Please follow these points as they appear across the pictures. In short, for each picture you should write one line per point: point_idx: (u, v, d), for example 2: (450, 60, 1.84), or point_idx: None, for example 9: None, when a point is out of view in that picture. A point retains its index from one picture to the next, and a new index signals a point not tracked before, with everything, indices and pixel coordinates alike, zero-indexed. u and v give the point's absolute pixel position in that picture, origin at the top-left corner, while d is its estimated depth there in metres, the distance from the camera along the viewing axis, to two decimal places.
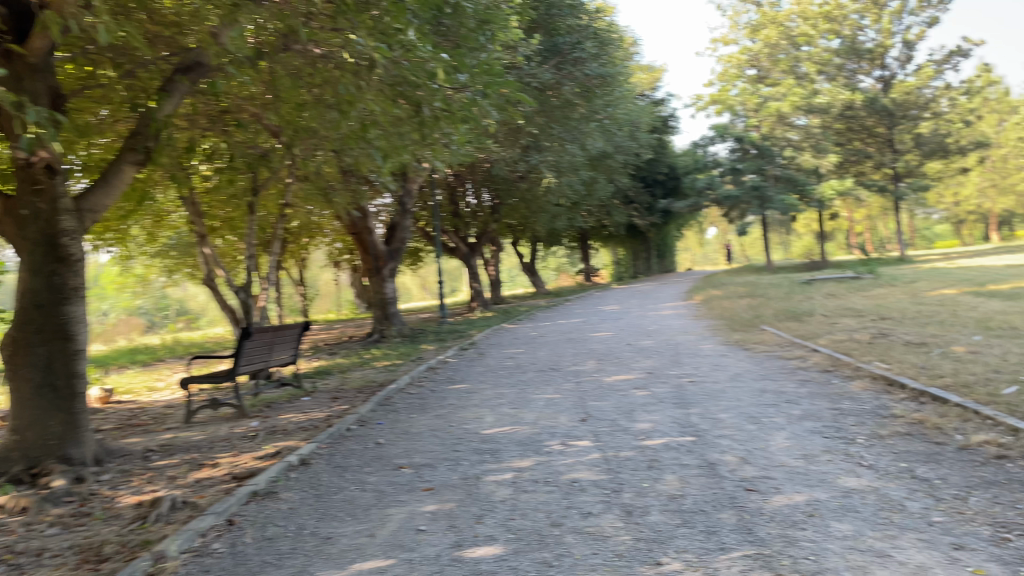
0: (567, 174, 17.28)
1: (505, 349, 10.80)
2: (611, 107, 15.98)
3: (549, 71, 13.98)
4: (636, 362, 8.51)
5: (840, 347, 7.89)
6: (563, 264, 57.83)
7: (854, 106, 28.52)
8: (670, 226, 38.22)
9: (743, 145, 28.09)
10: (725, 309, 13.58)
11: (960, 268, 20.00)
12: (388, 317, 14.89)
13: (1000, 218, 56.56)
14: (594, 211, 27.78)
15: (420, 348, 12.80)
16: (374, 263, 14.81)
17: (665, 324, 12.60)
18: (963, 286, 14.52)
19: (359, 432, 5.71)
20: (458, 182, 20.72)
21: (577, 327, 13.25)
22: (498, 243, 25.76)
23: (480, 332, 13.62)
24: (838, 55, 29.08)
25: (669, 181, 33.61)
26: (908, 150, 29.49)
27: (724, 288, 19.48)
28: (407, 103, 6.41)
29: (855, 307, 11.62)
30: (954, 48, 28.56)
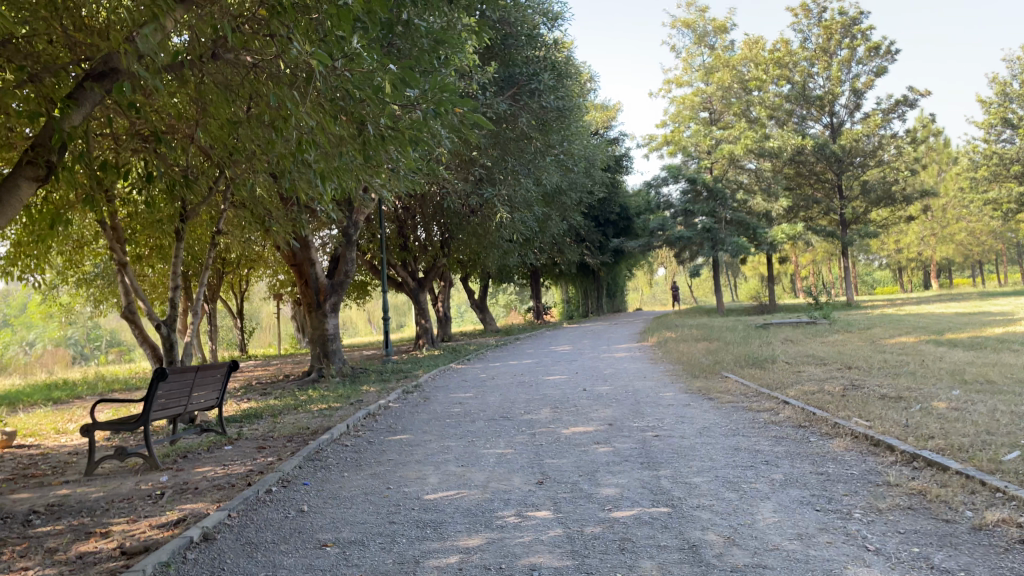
0: (521, 210, 16.78)
1: (452, 393, 10.07)
2: (566, 142, 15.61)
3: (504, 102, 13.54)
4: (593, 411, 7.87)
5: (812, 399, 7.37)
6: (513, 301, 57.30)
7: (804, 152, 29.29)
8: (621, 265, 38.03)
9: (695, 187, 27.97)
10: (682, 352, 13.12)
11: (911, 315, 19.99)
12: (329, 355, 14.03)
13: (938, 266, 58.17)
14: (546, 248, 27.34)
15: (361, 389, 11.96)
16: (315, 298, 13.98)
17: (620, 368, 12.04)
18: (919, 334, 14.36)
19: (279, 496, 4.92)
20: (408, 216, 20.08)
21: (529, 369, 12.60)
22: (447, 278, 25.08)
23: (426, 373, 12.85)
24: (788, 101, 29.52)
25: (620, 221, 33.65)
26: (855, 197, 30.08)
27: (678, 330, 19.08)
28: (350, 121, 5.67)
29: (817, 354, 11.23)
30: (899, 98, 29.25)
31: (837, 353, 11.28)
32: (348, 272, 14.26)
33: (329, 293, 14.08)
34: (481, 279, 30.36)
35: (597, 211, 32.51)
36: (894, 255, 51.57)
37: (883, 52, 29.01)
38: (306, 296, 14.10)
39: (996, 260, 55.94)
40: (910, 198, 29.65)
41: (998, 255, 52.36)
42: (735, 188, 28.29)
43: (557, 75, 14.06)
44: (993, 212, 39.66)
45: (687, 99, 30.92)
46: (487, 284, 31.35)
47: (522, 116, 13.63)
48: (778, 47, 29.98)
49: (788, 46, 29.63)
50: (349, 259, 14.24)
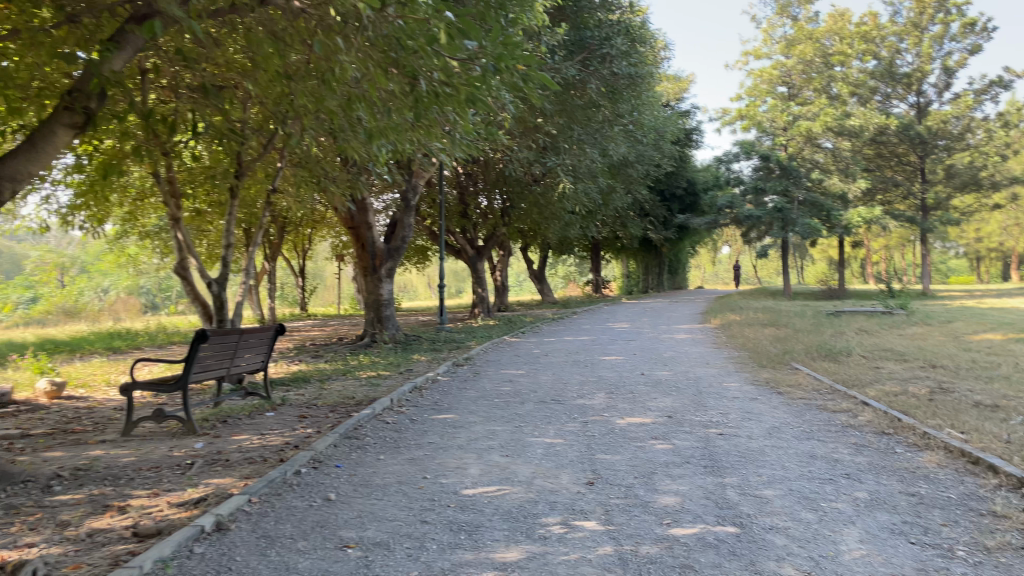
0: (585, 180, 16.11)
1: (503, 368, 9.62)
2: (636, 111, 14.90)
3: (573, 67, 12.86)
4: (651, 400, 7.33)
5: (896, 402, 6.65)
6: (571, 274, 56.60)
7: (887, 132, 27.81)
8: (684, 242, 36.96)
9: (768, 164, 26.75)
10: (747, 338, 12.42)
11: (994, 309, 18.72)
12: (381, 320, 13.73)
13: (1021, 257, 55.25)
14: (608, 221, 26.59)
15: (411, 358, 11.64)
16: (370, 261, 13.67)
17: (681, 351, 11.44)
18: (1006, 331, 13.32)
19: (307, 480, 4.56)
20: (469, 181, 19.62)
21: (584, 347, 12.09)
22: (506, 247, 24.61)
23: (479, 345, 12.45)
24: (872, 78, 27.95)
25: (686, 197, 32.57)
26: (938, 182, 28.47)
27: (742, 313, 18.25)
28: (402, 73, 5.20)
29: (895, 349, 10.41)
30: (995, 77, 27.32)
31: (918, 349, 10.45)
32: (405, 237, 13.89)
33: (385, 258, 13.75)
34: (540, 249, 29.83)
35: (663, 186, 31.50)
36: (974, 245, 49.04)
37: (980, 28, 27.03)
38: (362, 260, 13.78)
39: None
40: (1000, 185, 27.85)
41: None
42: (811, 168, 26.96)
43: (633, 40, 13.32)
44: None
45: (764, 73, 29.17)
46: (547, 255, 30.79)
47: (592, 82, 13.01)
48: (865, 21, 28.42)
49: (876, 19, 28.06)
50: (407, 224, 13.86)
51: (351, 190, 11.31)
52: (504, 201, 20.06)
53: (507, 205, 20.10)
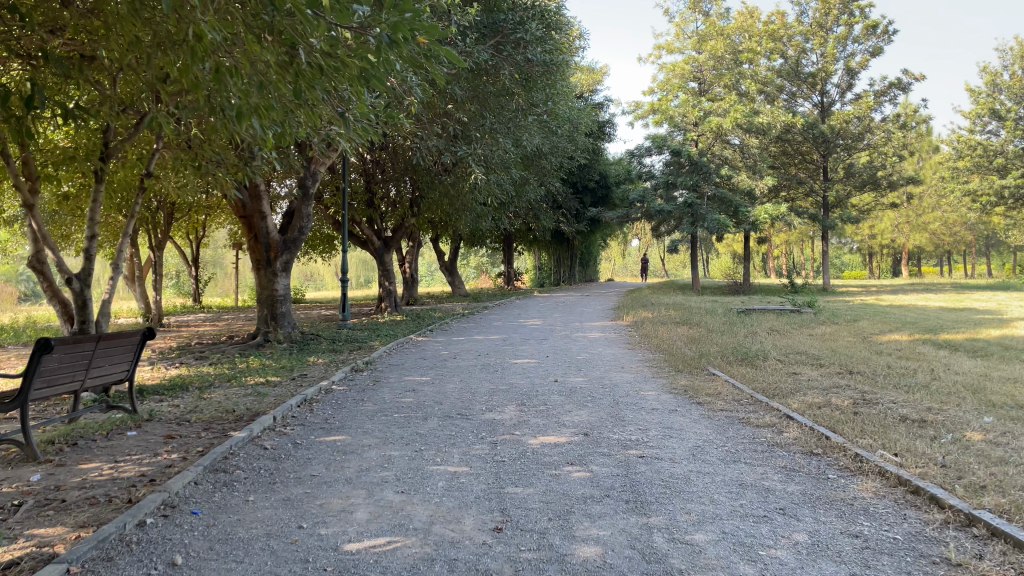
0: (497, 171, 15.46)
1: (405, 375, 8.86)
2: (551, 99, 14.36)
3: (486, 51, 12.16)
4: (566, 413, 6.74)
5: (821, 415, 6.29)
6: (483, 265, 56.04)
7: (793, 130, 28.30)
8: (595, 235, 36.93)
9: (679, 158, 26.69)
10: (662, 337, 12.07)
11: (895, 307, 19.15)
12: (276, 318, 12.72)
13: (910, 254, 58.12)
14: (521, 212, 26.07)
15: (307, 361, 10.73)
16: (264, 254, 12.63)
17: (596, 353, 10.95)
18: (912, 331, 13.45)
19: (152, 535, 3.74)
20: (376, 168, 18.65)
21: (494, 348, 11.46)
22: (416, 238, 23.73)
23: (382, 345, 11.64)
24: (780, 76, 28.40)
25: (598, 190, 32.42)
26: (839, 180, 29.27)
27: (654, 309, 18.01)
28: (280, 43, 4.40)
29: (810, 352, 10.22)
30: (894, 80, 28.23)
31: (831, 352, 10.30)
32: (303, 228, 12.89)
33: (281, 250, 12.73)
34: (451, 240, 29.06)
35: (576, 178, 31.21)
36: (867, 241, 51.23)
37: (881, 31, 27.84)
38: (255, 252, 12.73)
39: (967, 252, 55.95)
40: (897, 184, 28.86)
41: (969, 246, 52.28)
42: (721, 163, 27.06)
43: (549, 26, 12.74)
44: (973, 203, 39.17)
45: (676, 68, 29.21)
46: (458, 246, 30.03)
47: (505, 68, 12.35)
48: (773, 19, 28.81)
49: (783, 19, 28.47)
50: (306, 214, 12.86)
51: (240, 176, 10.29)
52: (413, 190, 19.20)
53: (416, 194, 19.25)
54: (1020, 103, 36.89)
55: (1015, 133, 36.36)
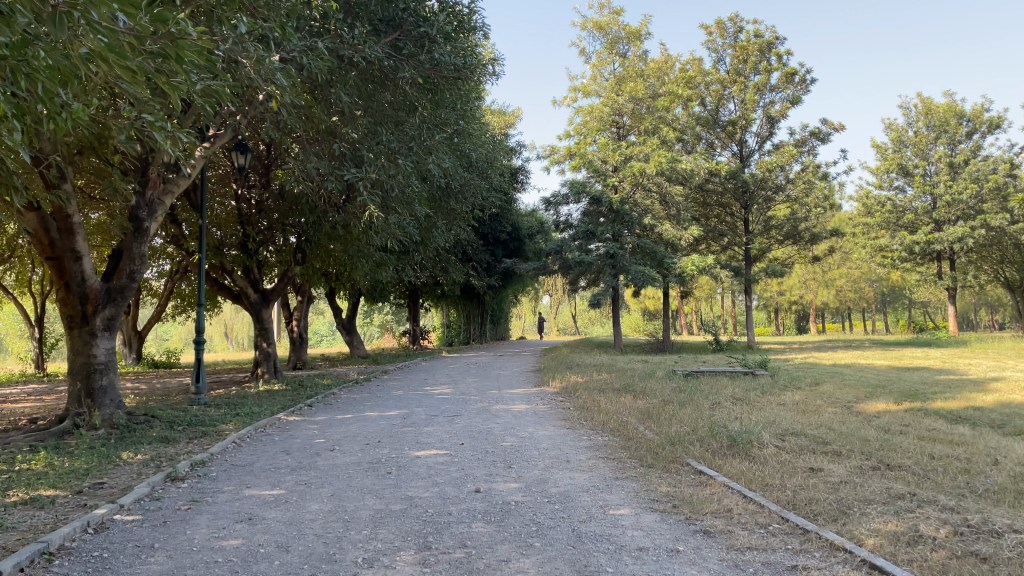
0: (399, 208, 12.78)
1: (249, 487, 5.82)
2: (461, 120, 11.94)
3: (382, 50, 9.69)
4: (499, 570, 3.91)
5: (931, 566, 3.75)
6: (387, 322, 52.71)
7: (715, 179, 26.91)
8: (507, 290, 34.56)
9: (598, 206, 24.55)
10: (607, 411, 9.47)
11: (844, 367, 17.26)
12: (93, 395, 9.43)
13: (815, 311, 58.67)
14: (427, 264, 23.39)
15: (117, 460, 7.50)
16: (78, 307, 9.41)
17: (525, 436, 8.18)
18: (895, 397, 11.34)
19: None
20: (252, 206, 15.59)
21: (390, 431, 8.53)
22: (305, 292, 20.60)
23: (234, 431, 8.52)
24: (698, 124, 27.21)
25: (510, 242, 30.12)
26: (760, 233, 28.11)
27: (584, 371, 15.47)
28: None
29: (808, 433, 7.81)
30: (813, 128, 27.43)
31: (831, 432, 7.92)
32: (134, 273, 9.73)
33: (102, 302, 9.52)
34: (349, 296, 25.96)
35: (487, 229, 28.82)
36: (775, 298, 51.10)
37: (798, 79, 27.16)
38: (66, 304, 9.51)
39: (870, 309, 56.75)
40: (819, 237, 27.86)
41: (871, 303, 52.90)
42: (642, 212, 25.01)
43: (461, 26, 10.29)
44: (882, 259, 39.05)
45: (593, 110, 25.87)
46: (357, 302, 26.84)
47: (405, 70, 9.87)
48: (688, 67, 27.73)
49: (700, 65, 27.47)
50: (139, 255, 9.72)
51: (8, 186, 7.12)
52: (299, 236, 16.26)
53: (303, 240, 16.30)
54: (924, 160, 37.41)
55: (922, 189, 36.57)
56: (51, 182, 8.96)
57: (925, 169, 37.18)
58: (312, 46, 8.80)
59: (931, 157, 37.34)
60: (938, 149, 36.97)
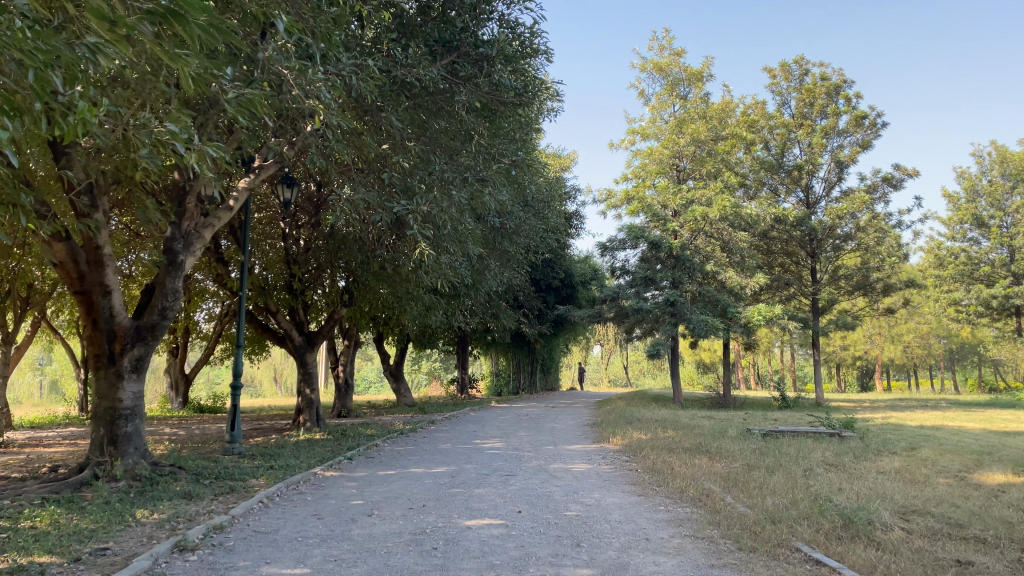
0: (453, 246, 11.96)
1: (268, 563, 4.84)
2: (520, 152, 11.13)
3: (437, 73, 8.93)
4: None
5: None
6: (435, 369, 51.90)
7: (781, 225, 25.64)
8: (558, 339, 33.51)
9: (658, 251, 23.48)
10: (683, 476, 8.29)
11: (934, 428, 15.70)
12: (116, 442, 8.66)
13: (880, 368, 56.10)
14: (478, 309, 22.55)
15: (129, 520, 6.61)
16: (105, 345, 8.72)
17: (591, 503, 7.07)
18: (1012, 467, 9.90)
19: None
20: (299, 244, 14.98)
21: (437, 493, 7.51)
22: (352, 337, 19.89)
23: (264, 489, 7.60)
24: (762, 169, 26.09)
25: (562, 288, 29.11)
26: (828, 282, 26.66)
27: (647, 427, 14.26)
28: None
29: (933, 511, 6.57)
30: (885, 174, 26.07)
31: (959, 511, 6.66)
32: (167, 310, 8.94)
33: (131, 340, 8.79)
34: (398, 341, 25.23)
35: (539, 274, 27.95)
36: (838, 353, 48.88)
37: (868, 123, 25.95)
38: (94, 343, 8.83)
39: (939, 366, 53.91)
40: (893, 288, 26.20)
41: (940, 361, 50.25)
42: (704, 258, 23.82)
43: (525, 49, 9.47)
44: (957, 314, 36.91)
45: (652, 152, 24.92)
46: (405, 347, 26.05)
47: (462, 94, 9.11)
48: (750, 111, 26.79)
49: (762, 109, 26.55)
50: (172, 290, 8.97)
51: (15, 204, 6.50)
52: (347, 278, 15.57)
53: (350, 282, 15.60)
54: (1001, 211, 35.53)
55: (999, 241, 34.65)
56: (82, 211, 8.36)
57: (1002, 220, 35.25)
58: (363, 65, 8.07)
59: (1008, 208, 35.45)
60: (1015, 200, 35.10)
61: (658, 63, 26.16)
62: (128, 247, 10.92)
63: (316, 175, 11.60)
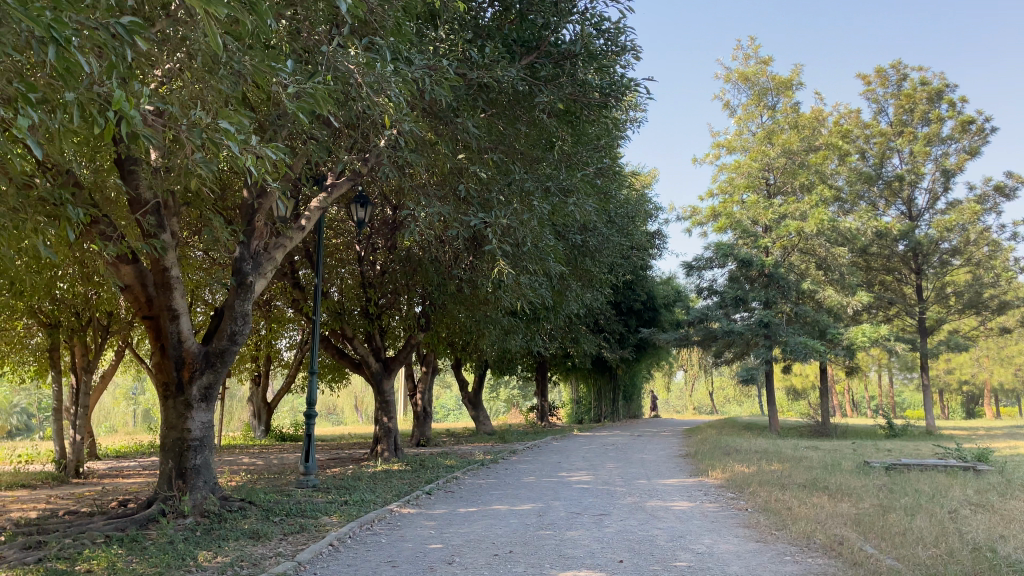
0: (536, 264, 11.24)
1: None
2: (604, 161, 10.40)
3: (518, 75, 8.29)
4: None
5: None
6: (515, 396, 51.20)
7: (883, 239, 23.96)
8: (641, 364, 32.31)
9: (749, 269, 22.17)
10: (805, 517, 7.21)
11: None
12: (185, 475, 8.18)
13: (988, 393, 52.36)
14: (558, 333, 21.74)
15: (190, 564, 6.02)
16: (173, 372, 8.28)
17: (703, 552, 6.12)
18: None
19: None
20: (374, 266, 14.53)
21: (525, 536, 6.70)
22: (431, 363, 19.35)
23: (336, 528, 6.93)
24: (858, 181, 24.53)
25: (645, 311, 28.03)
26: (936, 300, 24.73)
27: (749, 458, 13.09)
28: None
29: None
30: (996, 182, 24.12)
31: None
32: (236, 335, 8.48)
33: (200, 367, 8.34)
34: (478, 368, 24.62)
35: (620, 298, 26.97)
36: (941, 376, 45.87)
37: (976, 128, 24.11)
38: (163, 371, 8.43)
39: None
40: (1010, 305, 24.07)
41: None
42: (798, 276, 22.42)
43: (612, 45, 8.72)
44: None
45: (740, 166, 23.72)
46: (485, 373, 25.40)
47: (543, 96, 8.43)
48: (843, 120, 25.44)
49: (857, 117, 25.10)
50: (241, 314, 8.51)
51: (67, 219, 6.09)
52: (424, 301, 15.01)
53: (427, 306, 15.02)
54: None
55: None
56: (149, 232, 8.03)
57: None
58: (438, 65, 7.48)
59: None
60: None
61: (743, 72, 25.01)
62: (201, 274, 10.61)
63: (390, 193, 11.09)
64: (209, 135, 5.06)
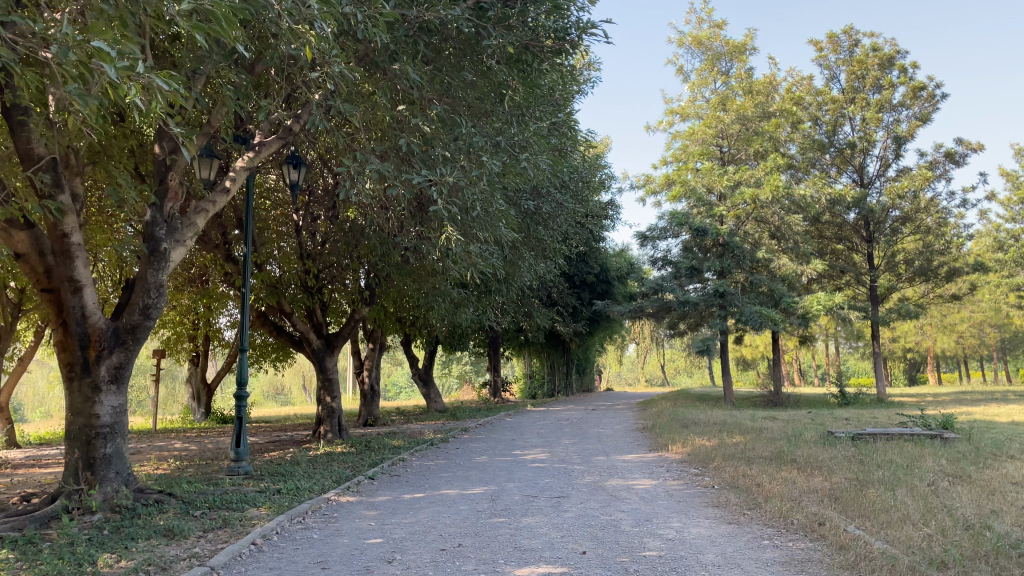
0: (486, 230, 10.46)
1: None
2: (557, 115, 9.65)
3: (464, 15, 7.49)
4: None
5: None
6: (468, 372, 50.52)
7: (836, 207, 23.79)
8: (595, 337, 31.88)
9: (704, 238, 21.76)
10: (778, 495, 6.67)
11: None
12: (92, 466, 7.28)
13: (929, 361, 53.56)
14: (510, 306, 21.04)
15: (87, 570, 5.17)
16: (78, 352, 7.33)
17: (673, 539, 5.51)
18: None
19: None
20: (314, 237, 13.58)
21: (476, 525, 6.00)
22: (378, 339, 18.50)
23: (263, 523, 6.13)
24: (811, 148, 24.26)
25: (598, 283, 27.50)
26: (887, 268, 24.70)
27: (710, 431, 12.61)
28: None
29: None
30: (946, 149, 24.07)
31: None
32: (150, 309, 7.55)
33: (109, 346, 7.40)
34: (428, 344, 23.82)
35: (573, 270, 26.40)
36: (885, 345, 46.61)
37: (927, 94, 24.01)
38: (67, 350, 7.48)
39: (993, 357, 51.24)
40: (959, 272, 24.15)
41: (993, 352, 47.77)
42: (753, 245, 22.11)
43: None
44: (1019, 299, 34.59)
45: (694, 133, 23.24)
46: (435, 349, 24.61)
47: (493, 39, 7.65)
48: (796, 88, 25.12)
49: (809, 85, 24.78)
50: (156, 285, 7.58)
51: None
52: (368, 273, 14.12)
53: (372, 279, 14.15)
54: None
55: None
56: (45, 191, 7.02)
57: None
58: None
59: None
60: None
61: (697, 36, 24.44)
62: (115, 243, 9.58)
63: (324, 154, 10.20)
64: (78, 56, 4.13)
